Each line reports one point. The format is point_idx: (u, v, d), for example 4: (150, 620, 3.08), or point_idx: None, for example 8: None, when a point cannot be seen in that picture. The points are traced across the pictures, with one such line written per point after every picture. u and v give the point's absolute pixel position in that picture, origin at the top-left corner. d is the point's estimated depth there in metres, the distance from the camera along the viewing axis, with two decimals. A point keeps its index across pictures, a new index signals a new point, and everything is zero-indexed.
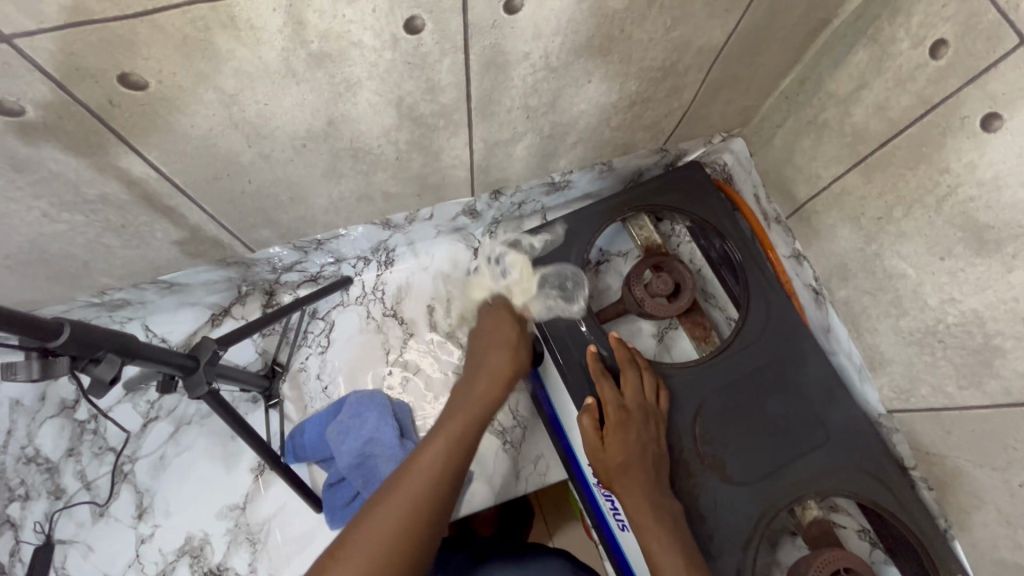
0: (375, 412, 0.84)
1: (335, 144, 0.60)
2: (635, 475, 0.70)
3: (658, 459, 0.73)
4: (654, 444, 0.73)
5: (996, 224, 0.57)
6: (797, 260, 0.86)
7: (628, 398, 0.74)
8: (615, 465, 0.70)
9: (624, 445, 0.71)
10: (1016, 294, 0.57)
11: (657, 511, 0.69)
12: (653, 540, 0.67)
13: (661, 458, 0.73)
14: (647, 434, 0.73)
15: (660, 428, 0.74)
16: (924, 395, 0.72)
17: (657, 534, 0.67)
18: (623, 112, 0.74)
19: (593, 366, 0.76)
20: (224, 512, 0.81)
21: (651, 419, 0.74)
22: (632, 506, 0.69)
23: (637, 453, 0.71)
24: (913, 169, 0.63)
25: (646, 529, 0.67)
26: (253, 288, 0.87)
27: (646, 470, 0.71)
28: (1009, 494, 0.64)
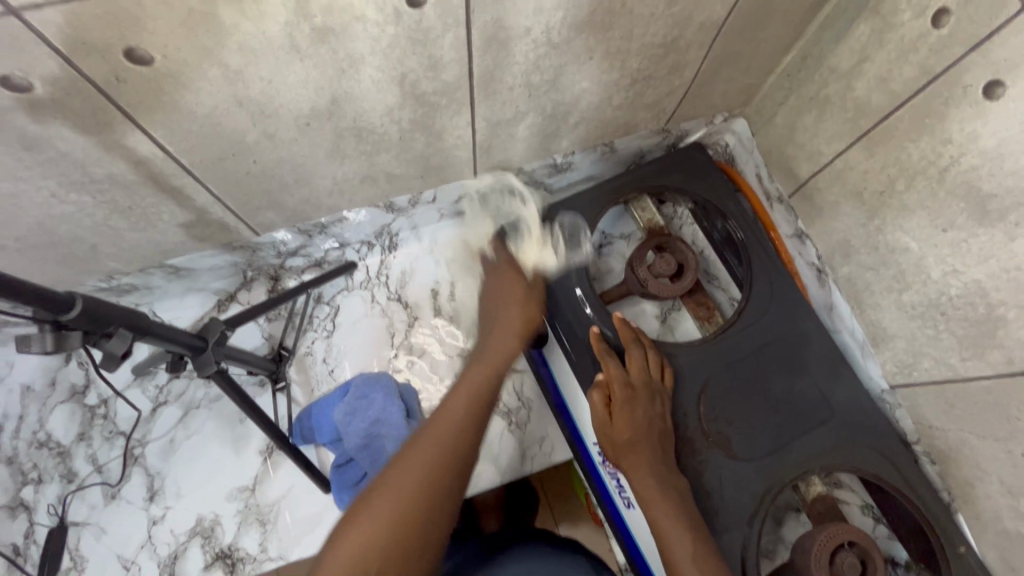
0: (382, 393, 0.85)
1: (338, 124, 0.60)
2: (641, 452, 0.71)
3: (663, 437, 0.73)
4: (659, 421, 0.74)
5: (999, 193, 0.56)
6: (800, 238, 0.86)
7: (633, 376, 0.75)
8: (621, 441, 0.71)
9: (629, 421, 0.71)
10: (1018, 262, 0.57)
11: (663, 488, 0.69)
12: (657, 515, 0.67)
13: (666, 436, 0.74)
14: (652, 412, 0.73)
15: (665, 405, 0.75)
16: (927, 368, 0.72)
17: (662, 507, 0.68)
18: (625, 89, 0.74)
19: (597, 344, 0.77)
20: (234, 494, 0.82)
21: (656, 397, 0.75)
22: (638, 482, 0.70)
23: (642, 430, 0.72)
24: (916, 140, 0.63)
25: (651, 503, 0.68)
26: (259, 273, 0.88)
27: (651, 446, 0.71)
28: (1012, 464, 0.65)
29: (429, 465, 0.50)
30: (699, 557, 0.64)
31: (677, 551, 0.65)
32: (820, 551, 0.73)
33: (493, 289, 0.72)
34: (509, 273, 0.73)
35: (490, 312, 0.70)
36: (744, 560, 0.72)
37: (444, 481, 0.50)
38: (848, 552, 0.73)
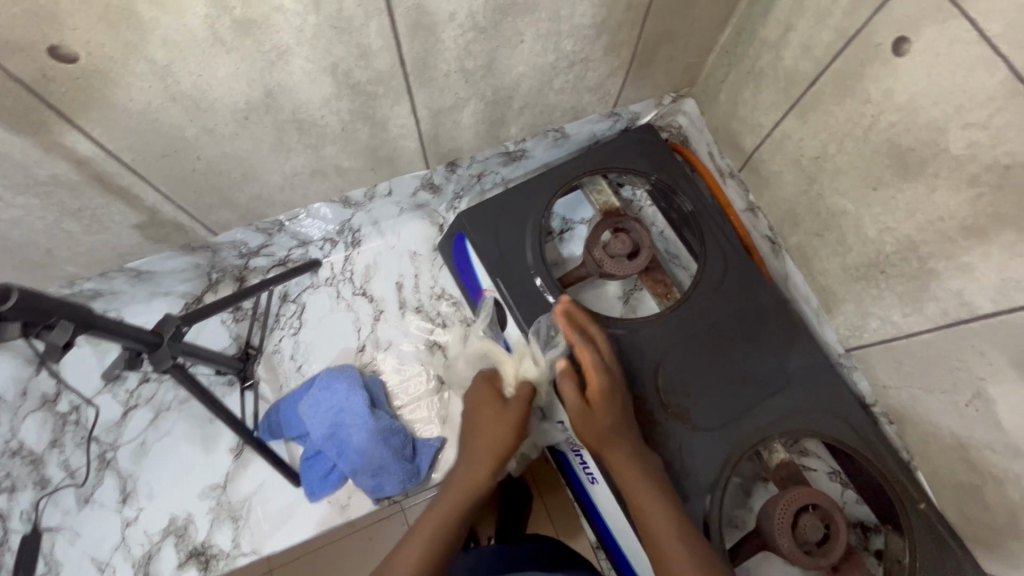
0: (345, 383, 0.84)
1: (278, 116, 0.62)
2: (612, 445, 0.70)
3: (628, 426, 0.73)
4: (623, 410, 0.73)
5: (917, 146, 0.58)
6: (752, 211, 0.88)
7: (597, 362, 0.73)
8: (603, 429, 0.70)
9: (596, 417, 0.71)
10: (940, 213, 0.58)
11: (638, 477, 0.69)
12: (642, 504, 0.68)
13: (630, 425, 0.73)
14: (617, 404, 0.72)
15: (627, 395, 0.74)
16: (874, 328, 0.74)
17: (644, 488, 0.68)
18: (565, 72, 0.75)
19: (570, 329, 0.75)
20: (207, 492, 0.83)
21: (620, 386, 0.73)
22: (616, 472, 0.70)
23: (609, 425, 0.70)
24: (840, 103, 0.65)
25: (634, 494, 0.68)
26: (224, 275, 0.89)
27: (621, 438, 0.71)
28: (958, 415, 0.66)
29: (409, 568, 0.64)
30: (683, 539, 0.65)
31: (662, 527, 0.66)
32: (783, 515, 0.74)
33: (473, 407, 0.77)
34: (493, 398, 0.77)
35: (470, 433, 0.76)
36: (707, 528, 0.73)
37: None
38: (809, 514, 0.74)
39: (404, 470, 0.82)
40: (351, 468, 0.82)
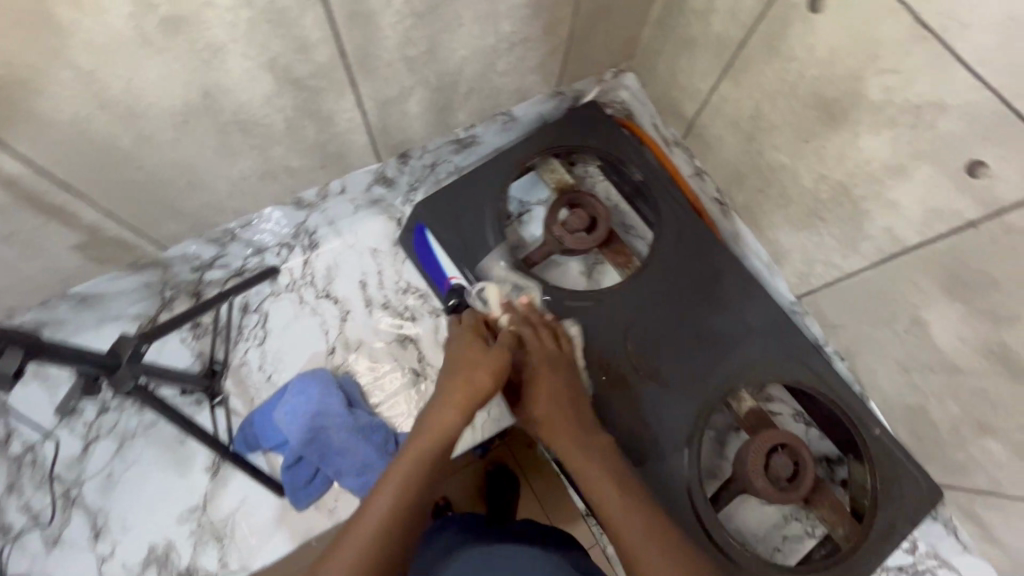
0: (319, 386, 0.83)
1: (218, 118, 0.60)
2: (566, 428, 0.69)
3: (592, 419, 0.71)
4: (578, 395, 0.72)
5: (839, 96, 0.61)
6: (699, 176, 0.92)
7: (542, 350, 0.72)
8: (568, 419, 0.70)
9: (542, 410, 0.70)
10: (866, 157, 0.62)
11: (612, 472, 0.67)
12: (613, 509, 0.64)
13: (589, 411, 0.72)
14: (563, 386, 0.71)
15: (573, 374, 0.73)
16: (820, 273, 0.79)
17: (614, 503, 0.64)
18: (506, 54, 0.76)
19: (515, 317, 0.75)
20: (185, 516, 0.81)
21: (565, 365, 0.73)
22: (587, 474, 0.67)
23: (563, 418, 0.69)
24: (768, 63, 0.68)
25: (604, 499, 0.65)
26: (178, 292, 0.86)
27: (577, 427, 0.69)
28: (900, 343, 0.71)
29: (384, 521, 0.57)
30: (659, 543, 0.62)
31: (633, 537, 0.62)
32: (755, 456, 0.79)
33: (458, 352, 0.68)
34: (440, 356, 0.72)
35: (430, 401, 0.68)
36: (688, 481, 0.77)
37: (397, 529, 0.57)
38: (779, 454, 0.79)
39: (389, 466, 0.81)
40: (335, 470, 0.81)
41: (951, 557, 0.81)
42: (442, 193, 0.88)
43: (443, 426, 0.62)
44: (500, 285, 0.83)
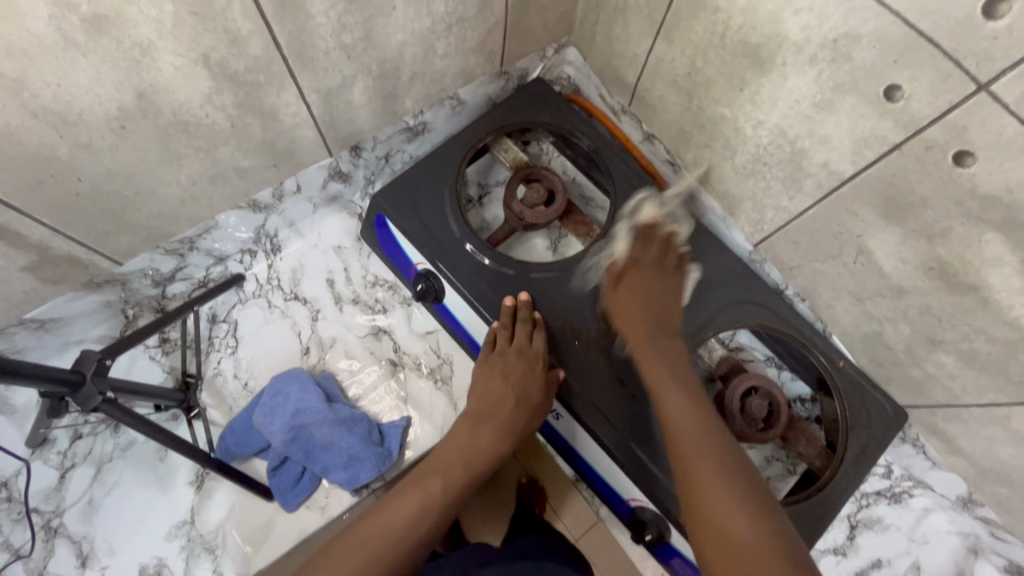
0: (296, 384, 0.82)
1: (158, 121, 0.60)
2: (639, 337, 0.69)
3: (665, 323, 0.71)
4: (669, 296, 0.74)
5: (764, 41, 0.64)
6: (649, 140, 0.94)
7: (648, 257, 0.77)
8: (625, 308, 0.72)
9: (631, 299, 0.73)
10: (796, 98, 0.65)
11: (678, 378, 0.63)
12: (668, 400, 0.61)
13: (671, 321, 0.72)
14: (655, 282, 0.75)
15: (673, 279, 0.76)
16: (771, 218, 0.81)
17: (674, 405, 0.60)
18: (444, 36, 0.77)
19: (647, 228, 0.81)
20: (173, 532, 0.80)
21: (665, 273, 0.76)
22: (657, 372, 0.64)
23: (637, 312, 0.71)
24: (695, 18, 0.71)
25: (660, 379, 0.64)
26: (141, 309, 0.85)
27: (652, 333, 0.69)
28: (850, 273, 0.75)
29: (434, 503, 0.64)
30: (717, 454, 0.55)
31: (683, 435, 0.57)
32: (731, 401, 0.81)
33: (513, 368, 0.75)
34: (493, 352, 0.78)
35: (472, 409, 0.75)
36: None
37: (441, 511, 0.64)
38: (754, 397, 0.81)
39: (375, 455, 0.82)
40: (322, 467, 0.81)
41: (924, 476, 0.86)
42: (397, 181, 0.88)
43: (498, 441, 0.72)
44: (465, 269, 0.83)
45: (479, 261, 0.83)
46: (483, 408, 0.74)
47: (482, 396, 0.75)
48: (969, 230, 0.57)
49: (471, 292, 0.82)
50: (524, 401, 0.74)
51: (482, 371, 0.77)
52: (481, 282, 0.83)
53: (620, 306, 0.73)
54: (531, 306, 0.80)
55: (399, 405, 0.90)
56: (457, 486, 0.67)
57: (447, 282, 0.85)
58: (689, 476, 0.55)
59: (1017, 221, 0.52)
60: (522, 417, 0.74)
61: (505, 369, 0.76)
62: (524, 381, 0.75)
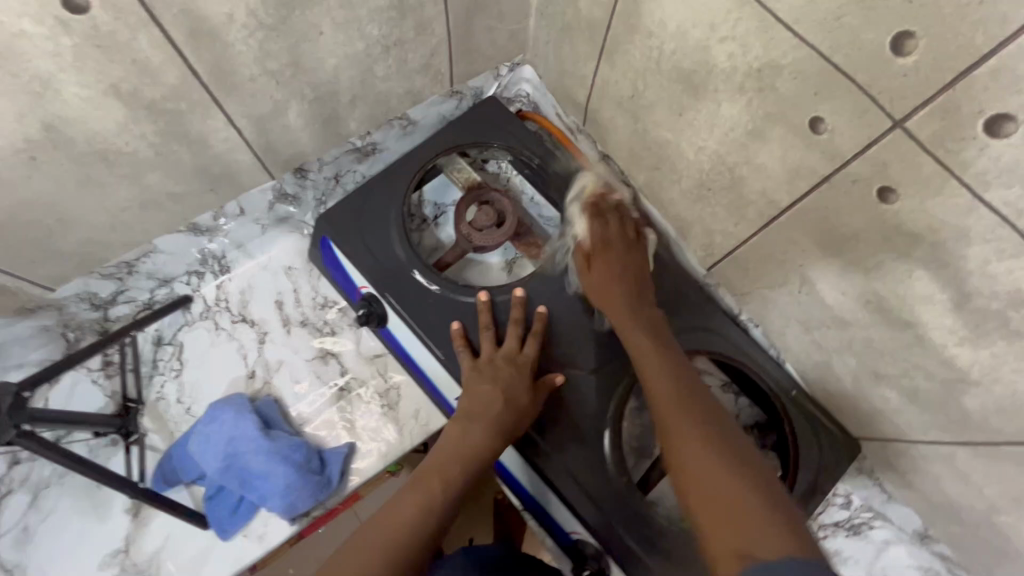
0: (233, 411, 0.81)
1: (72, 150, 0.59)
2: (620, 308, 0.70)
3: (646, 298, 0.72)
4: (642, 272, 0.74)
5: (695, 68, 0.62)
6: (605, 161, 0.92)
7: (607, 232, 0.77)
8: (598, 285, 0.73)
9: (607, 269, 0.73)
10: (730, 125, 0.63)
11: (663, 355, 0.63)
12: (651, 369, 0.62)
13: (649, 293, 0.72)
14: (626, 261, 0.74)
15: (643, 258, 0.77)
16: (720, 243, 0.79)
17: (656, 375, 0.61)
18: (383, 59, 0.76)
19: (597, 205, 0.81)
20: (107, 561, 0.79)
21: (634, 249, 0.76)
22: (643, 356, 0.64)
23: (619, 279, 0.72)
24: (632, 42, 0.69)
25: (643, 356, 0.64)
26: (83, 333, 0.84)
27: (631, 303, 0.70)
28: (796, 302, 0.72)
29: (422, 509, 0.61)
30: (693, 415, 0.55)
31: (666, 408, 0.57)
32: None
33: (503, 371, 0.73)
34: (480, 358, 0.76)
35: (462, 411, 0.71)
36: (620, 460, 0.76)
37: (433, 519, 0.61)
38: None
39: (313, 484, 0.81)
40: (258, 495, 0.79)
41: (883, 509, 0.83)
42: (343, 203, 0.87)
43: (489, 439, 0.69)
44: (408, 294, 0.82)
45: (424, 287, 0.82)
46: (473, 411, 0.70)
47: (472, 398, 0.71)
48: (899, 266, 0.55)
49: (413, 317, 0.81)
50: (515, 398, 0.72)
51: (472, 374, 0.74)
52: (424, 307, 0.81)
53: (592, 283, 0.73)
54: (525, 305, 0.80)
55: (345, 430, 0.88)
56: (447, 488, 0.64)
57: (390, 307, 0.83)
58: (671, 449, 0.54)
59: (944, 260, 0.50)
60: (513, 416, 0.71)
61: (495, 371, 0.73)
62: (512, 378, 0.73)
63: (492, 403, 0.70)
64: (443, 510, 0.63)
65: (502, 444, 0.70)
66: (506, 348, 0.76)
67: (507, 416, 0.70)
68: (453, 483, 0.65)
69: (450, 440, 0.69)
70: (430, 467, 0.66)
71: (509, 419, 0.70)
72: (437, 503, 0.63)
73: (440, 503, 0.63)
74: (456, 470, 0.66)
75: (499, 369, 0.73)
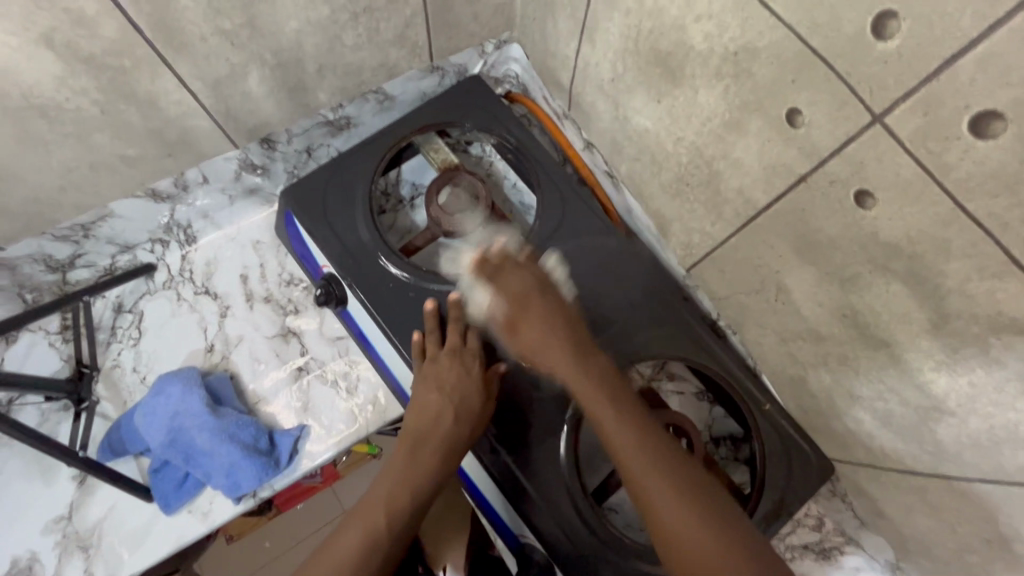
0: (181, 385, 0.79)
1: (5, 102, 0.57)
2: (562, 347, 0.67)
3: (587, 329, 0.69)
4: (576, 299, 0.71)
5: (672, 50, 0.58)
6: (589, 149, 0.86)
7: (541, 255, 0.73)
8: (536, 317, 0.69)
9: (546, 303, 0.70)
10: (708, 114, 0.58)
11: (649, 450, 0.57)
12: (606, 418, 0.61)
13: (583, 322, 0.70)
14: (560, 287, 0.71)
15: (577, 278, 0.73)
16: (699, 243, 0.73)
17: (612, 426, 0.60)
18: (351, 26, 0.72)
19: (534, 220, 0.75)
20: (49, 527, 0.78)
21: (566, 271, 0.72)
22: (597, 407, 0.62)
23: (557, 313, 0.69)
24: (611, 19, 0.64)
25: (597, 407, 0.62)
26: (41, 293, 0.82)
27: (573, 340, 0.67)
28: (772, 311, 0.67)
29: (368, 535, 0.62)
30: (671, 479, 0.55)
31: (638, 469, 0.56)
32: None
33: (448, 376, 0.71)
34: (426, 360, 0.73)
35: (409, 430, 0.70)
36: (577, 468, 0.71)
37: (379, 545, 0.62)
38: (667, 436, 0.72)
39: (258, 465, 0.79)
40: (202, 472, 0.78)
41: (857, 535, 0.78)
42: (310, 178, 0.83)
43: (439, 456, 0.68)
44: (368, 276, 0.78)
45: (386, 269, 0.79)
46: (419, 429, 0.69)
47: (419, 414, 0.70)
48: (876, 278, 0.49)
49: (371, 301, 0.77)
50: (461, 407, 0.69)
51: (418, 385, 0.72)
52: (383, 291, 0.78)
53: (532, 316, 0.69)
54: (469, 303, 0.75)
55: (300, 411, 0.86)
56: (393, 509, 0.64)
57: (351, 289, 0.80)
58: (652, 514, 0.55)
59: (921, 274, 0.45)
60: (462, 428, 0.69)
61: (440, 376, 0.71)
62: (461, 386, 0.70)
63: (438, 418, 0.69)
64: (392, 532, 0.63)
65: (453, 458, 0.68)
66: (454, 349, 0.72)
67: (458, 432, 0.69)
68: (401, 505, 0.65)
69: (397, 462, 0.67)
70: (375, 493, 0.66)
71: (459, 430, 0.69)
72: (382, 529, 0.63)
73: (384, 526, 0.63)
74: (404, 489, 0.66)
75: (444, 378, 0.71)
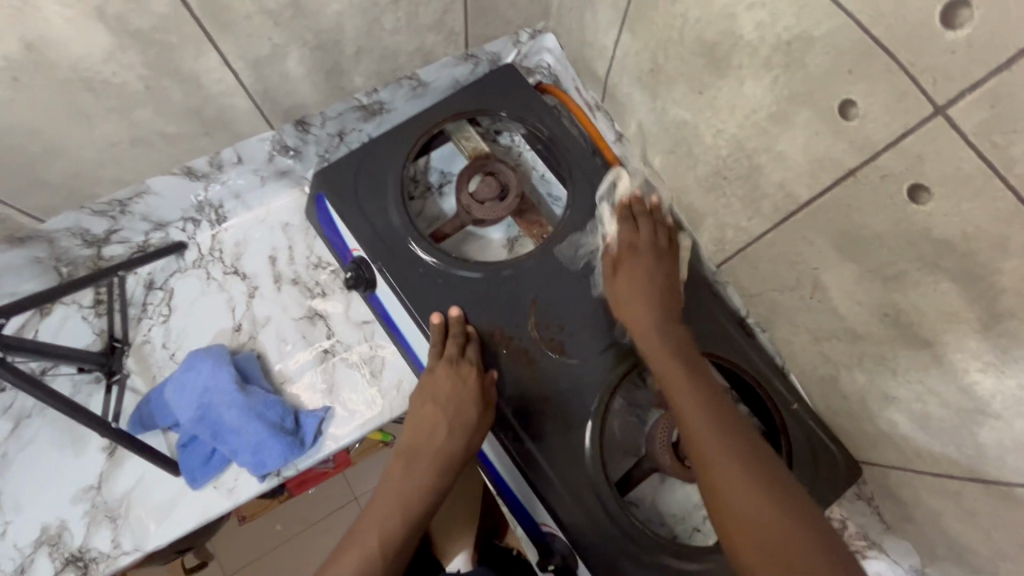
0: (211, 362, 0.80)
1: (55, 74, 0.57)
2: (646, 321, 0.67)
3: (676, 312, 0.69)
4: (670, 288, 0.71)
5: (720, 39, 0.58)
6: (621, 142, 0.85)
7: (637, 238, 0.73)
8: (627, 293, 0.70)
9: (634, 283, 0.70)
10: (753, 105, 0.57)
11: (721, 428, 0.55)
12: (681, 393, 0.59)
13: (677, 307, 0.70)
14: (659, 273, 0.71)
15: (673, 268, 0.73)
16: (732, 239, 0.72)
17: (685, 398, 0.59)
18: (392, 9, 0.72)
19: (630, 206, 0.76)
20: (79, 496, 0.79)
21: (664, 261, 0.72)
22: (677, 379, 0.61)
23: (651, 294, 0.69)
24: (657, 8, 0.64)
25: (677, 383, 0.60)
26: (76, 267, 0.83)
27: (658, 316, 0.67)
28: (807, 309, 0.66)
29: (367, 555, 0.60)
30: (743, 459, 0.53)
31: (707, 444, 0.54)
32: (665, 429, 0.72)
33: (443, 389, 0.71)
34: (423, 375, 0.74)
35: (406, 445, 0.71)
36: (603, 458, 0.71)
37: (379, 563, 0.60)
38: None
39: (284, 444, 0.80)
40: (228, 448, 0.79)
41: (880, 539, 0.76)
42: (342, 163, 0.84)
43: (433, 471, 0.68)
44: (397, 260, 0.78)
45: (416, 255, 0.79)
46: (413, 445, 0.70)
47: (415, 430, 0.71)
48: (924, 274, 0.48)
49: (400, 286, 0.78)
50: (455, 420, 0.70)
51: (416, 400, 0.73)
52: (412, 276, 0.78)
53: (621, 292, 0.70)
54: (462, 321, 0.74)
55: (324, 392, 0.87)
56: (392, 527, 0.63)
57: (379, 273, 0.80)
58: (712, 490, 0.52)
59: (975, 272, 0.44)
60: (458, 442, 0.69)
61: (435, 391, 0.72)
62: (455, 399, 0.70)
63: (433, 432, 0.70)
64: (392, 550, 0.62)
65: (449, 471, 0.69)
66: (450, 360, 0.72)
67: (452, 447, 0.69)
68: (398, 523, 0.64)
69: (393, 479, 0.68)
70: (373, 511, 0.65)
71: (453, 444, 0.69)
72: (381, 546, 0.62)
73: (383, 545, 0.62)
74: (401, 505, 0.65)
75: (438, 394, 0.72)
